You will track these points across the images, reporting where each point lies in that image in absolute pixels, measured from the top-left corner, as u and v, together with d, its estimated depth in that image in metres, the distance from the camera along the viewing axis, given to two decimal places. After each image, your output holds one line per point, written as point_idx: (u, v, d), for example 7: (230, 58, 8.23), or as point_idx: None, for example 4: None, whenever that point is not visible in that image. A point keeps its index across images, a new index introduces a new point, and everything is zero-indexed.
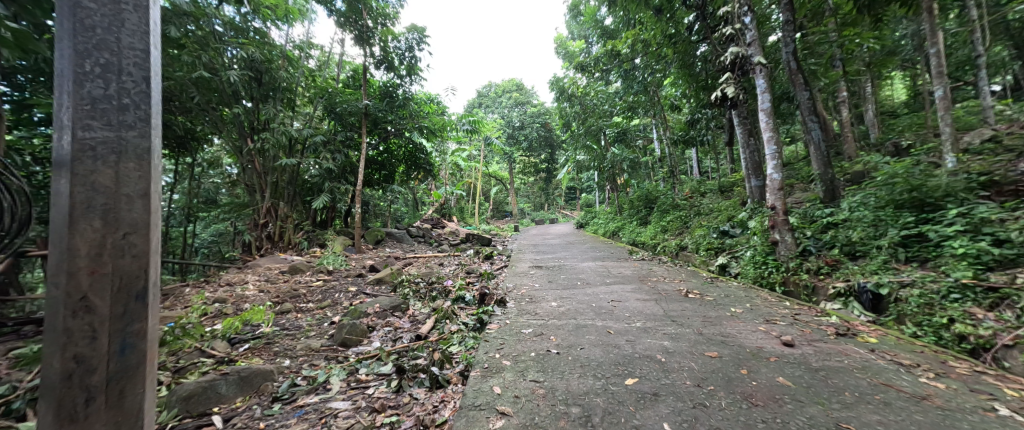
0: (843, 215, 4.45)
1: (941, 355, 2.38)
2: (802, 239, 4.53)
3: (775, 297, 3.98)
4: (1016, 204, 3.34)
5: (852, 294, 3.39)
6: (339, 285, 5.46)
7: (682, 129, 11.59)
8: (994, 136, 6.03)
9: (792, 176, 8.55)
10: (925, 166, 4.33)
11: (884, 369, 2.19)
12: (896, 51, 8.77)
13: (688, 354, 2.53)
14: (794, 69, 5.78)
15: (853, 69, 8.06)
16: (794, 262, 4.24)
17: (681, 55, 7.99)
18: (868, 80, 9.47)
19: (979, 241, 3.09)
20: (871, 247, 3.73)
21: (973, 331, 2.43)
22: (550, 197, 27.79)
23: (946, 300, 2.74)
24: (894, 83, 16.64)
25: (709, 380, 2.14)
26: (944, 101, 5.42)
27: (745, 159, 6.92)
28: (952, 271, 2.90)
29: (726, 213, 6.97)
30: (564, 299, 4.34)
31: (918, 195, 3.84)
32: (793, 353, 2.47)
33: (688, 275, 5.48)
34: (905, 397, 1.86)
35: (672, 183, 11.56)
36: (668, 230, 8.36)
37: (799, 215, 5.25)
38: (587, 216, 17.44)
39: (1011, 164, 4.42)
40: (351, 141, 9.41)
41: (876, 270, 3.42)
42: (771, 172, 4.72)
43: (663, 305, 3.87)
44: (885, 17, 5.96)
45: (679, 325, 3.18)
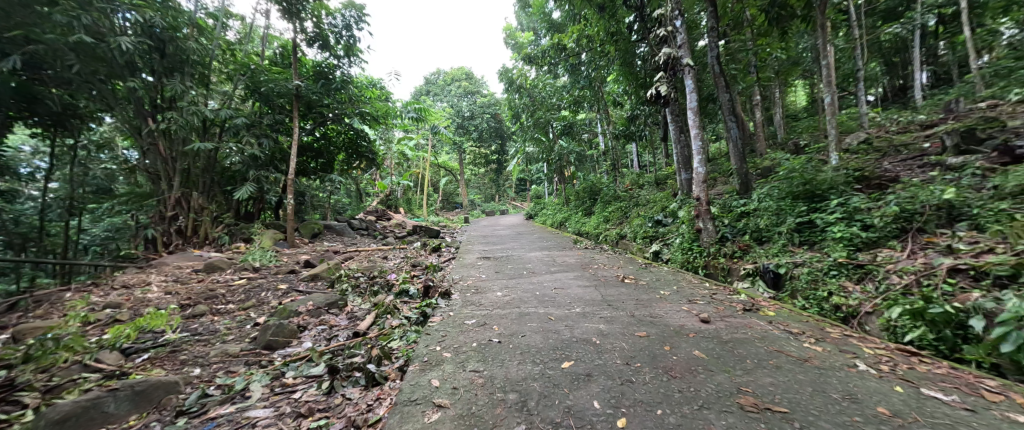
0: (753, 205, 5.03)
1: (821, 323, 2.81)
2: (721, 226, 5.05)
3: (698, 280, 4.41)
4: (879, 195, 4.02)
5: (758, 274, 3.88)
6: (267, 283, 4.98)
7: (623, 124, 12.24)
8: (867, 137, 7.17)
9: (715, 170, 9.47)
10: (817, 163, 5.02)
11: (779, 337, 2.53)
12: (799, 62, 10.03)
13: (620, 335, 2.70)
14: (717, 72, 6.34)
15: (766, 76, 9.07)
16: (714, 247, 4.72)
17: (621, 53, 8.41)
18: (777, 87, 10.74)
19: (853, 225, 3.67)
20: (774, 233, 4.28)
21: (844, 301, 2.89)
22: (501, 189, 27.93)
23: (827, 276, 3.24)
24: (799, 91, 19.06)
25: (637, 357, 2.31)
26: (832, 107, 6.33)
27: (677, 154, 7.50)
28: (832, 251, 3.41)
29: (660, 203, 7.52)
30: (509, 289, 4.40)
31: (810, 188, 4.46)
32: (709, 328, 2.75)
33: (626, 262, 5.86)
34: (792, 360, 2.17)
35: (615, 176, 12.21)
36: (610, 220, 8.85)
37: (720, 206, 5.84)
38: (537, 207, 17.80)
39: (878, 163, 5.31)
40: (281, 125, 8.55)
41: (778, 253, 3.93)
42: (695, 166, 5.20)
43: (602, 290, 4.10)
44: (790, 30, 6.75)
45: (614, 309, 3.39)
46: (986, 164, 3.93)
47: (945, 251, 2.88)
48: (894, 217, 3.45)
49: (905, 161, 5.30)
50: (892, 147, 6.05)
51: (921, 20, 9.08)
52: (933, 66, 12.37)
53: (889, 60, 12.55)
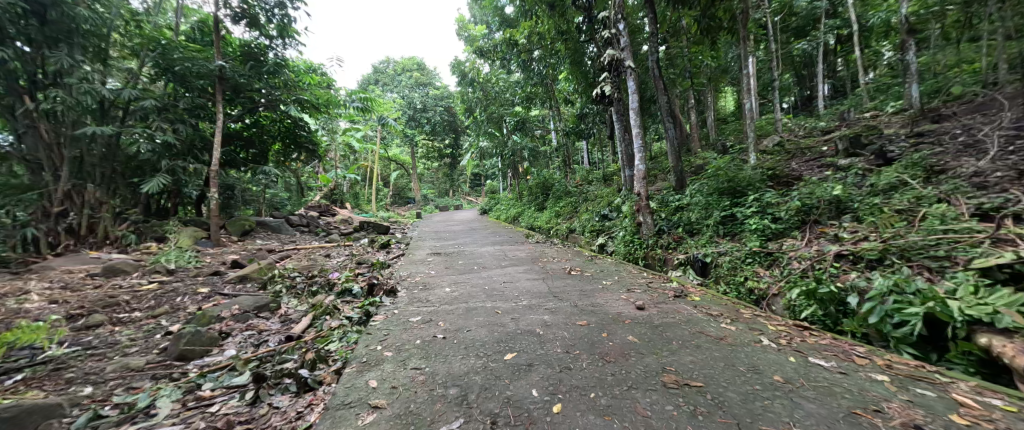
0: (686, 200, 5.47)
1: (737, 306, 3.15)
2: (658, 220, 5.43)
3: (637, 270, 4.72)
4: (787, 191, 4.57)
5: (689, 263, 4.25)
6: (184, 287, 4.45)
7: (574, 122, 12.62)
8: (781, 140, 8.10)
9: (656, 168, 10.16)
10: (739, 162, 5.57)
11: (701, 320, 2.80)
12: (727, 70, 11.05)
13: (562, 325, 2.80)
14: (657, 76, 6.77)
15: (700, 81, 9.87)
16: (653, 239, 5.07)
17: (571, 52, 8.64)
18: (710, 92, 11.74)
19: (765, 218, 4.14)
20: (703, 225, 4.69)
21: (756, 285, 3.26)
22: (455, 183, 27.54)
23: (743, 263, 3.63)
24: (728, 96, 21.01)
25: (577, 345, 2.41)
26: (751, 113, 7.07)
27: (622, 151, 7.91)
28: (748, 241, 3.83)
29: (606, 198, 7.89)
30: (458, 284, 4.36)
31: (733, 184, 4.95)
32: (643, 314, 2.95)
33: (573, 255, 6.09)
34: (710, 340, 2.41)
35: (566, 172, 12.60)
36: (561, 214, 9.13)
37: (658, 200, 6.27)
38: (491, 202, 17.81)
39: (787, 163, 6.05)
40: (202, 110, 7.62)
41: (706, 243, 4.32)
42: (636, 163, 5.52)
43: (549, 283, 4.22)
44: (719, 40, 7.38)
45: (559, 300, 3.51)
46: (866, 166, 4.63)
47: (834, 239, 3.36)
48: (797, 210, 3.95)
49: (808, 161, 6.08)
50: (799, 150, 6.92)
51: (823, 39, 10.42)
52: (832, 80, 14.30)
53: (799, 73, 14.28)
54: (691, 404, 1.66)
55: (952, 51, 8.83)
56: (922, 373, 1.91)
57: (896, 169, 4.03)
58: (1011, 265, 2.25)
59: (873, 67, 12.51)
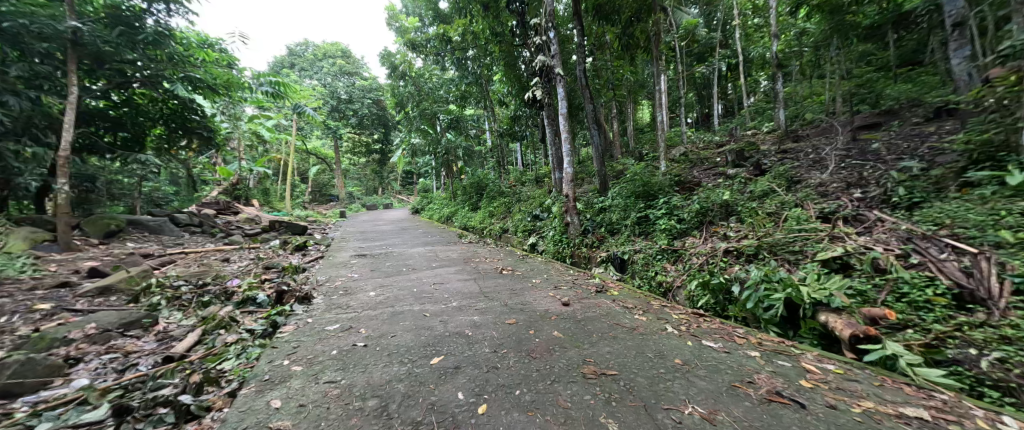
0: (608, 202, 5.92)
1: (648, 298, 3.49)
2: (584, 220, 5.80)
3: (565, 268, 4.96)
4: (689, 195, 5.22)
5: (609, 260, 4.60)
6: (14, 304, 3.46)
7: (507, 123, 12.81)
8: (686, 150, 9.24)
9: (583, 171, 10.82)
10: (653, 168, 6.19)
11: (618, 312, 3.04)
12: (644, 84, 12.24)
13: (491, 324, 2.82)
14: (584, 84, 7.19)
15: (621, 93, 10.76)
16: (579, 238, 5.38)
17: (504, 54, 8.76)
18: (630, 104, 12.90)
19: (672, 219, 4.68)
20: (622, 225, 5.13)
21: (664, 278, 3.67)
22: (384, 181, 26.05)
23: (654, 259, 4.05)
24: (645, 109, 23.25)
25: (504, 344, 2.43)
26: (663, 125, 7.92)
27: (552, 154, 8.26)
28: (659, 239, 4.28)
29: (537, 199, 8.16)
30: (384, 288, 4.12)
31: (647, 188, 5.49)
32: (568, 310, 3.11)
33: (506, 254, 6.18)
34: (625, 330, 2.63)
35: (500, 172, 12.75)
36: (494, 214, 9.19)
37: (584, 202, 6.68)
38: (423, 201, 17.23)
39: (690, 171, 6.92)
40: (45, 80, 6.01)
41: (624, 242, 4.71)
42: (565, 166, 5.79)
43: (480, 283, 4.22)
44: (637, 57, 8.14)
45: (489, 299, 3.52)
46: (748, 175, 5.51)
47: (723, 237, 3.92)
48: (696, 212, 4.53)
49: (706, 170, 7.02)
50: (699, 159, 7.96)
51: (718, 65, 12.17)
52: (724, 101, 16.78)
53: (700, 93, 16.47)
54: (606, 391, 1.79)
55: (807, 85, 10.97)
56: (783, 347, 2.32)
57: (769, 179, 4.87)
58: (841, 257, 2.86)
59: (754, 92, 14.95)
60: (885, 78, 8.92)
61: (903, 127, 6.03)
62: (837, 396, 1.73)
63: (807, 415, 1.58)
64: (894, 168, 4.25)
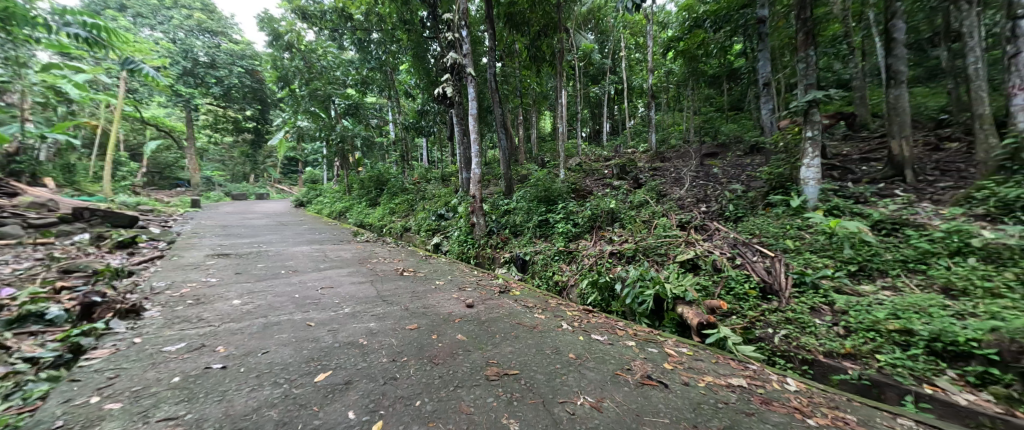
0: (513, 204, 6.16)
1: (546, 296, 3.73)
2: (490, 221, 5.91)
3: (469, 268, 4.95)
4: (583, 202, 5.78)
5: (512, 260, 4.78)
6: None
7: (413, 117, 12.22)
8: (581, 161, 10.24)
9: (489, 173, 11.03)
10: (553, 175, 6.67)
11: (520, 312, 3.15)
12: (547, 96, 13.12)
13: (389, 331, 2.61)
14: (494, 88, 7.32)
15: (527, 101, 11.33)
16: (484, 239, 5.46)
17: (412, 44, 8.33)
18: (534, 113, 13.69)
19: (569, 223, 5.11)
20: (525, 227, 5.39)
21: (561, 278, 3.98)
22: (258, 167, 22.07)
23: (553, 260, 4.36)
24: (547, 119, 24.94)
25: (404, 352, 2.27)
26: (563, 136, 8.60)
27: (460, 154, 8.19)
28: (557, 242, 4.63)
29: (443, 198, 7.99)
30: (254, 294, 3.45)
31: (548, 193, 5.91)
32: (472, 312, 3.09)
33: (407, 254, 5.87)
34: (526, 329, 2.74)
35: (403, 167, 12.08)
36: (395, 212, 8.64)
37: (490, 203, 6.80)
38: (310, 193, 15.18)
39: (583, 180, 7.68)
40: None
41: (526, 243, 4.96)
42: (473, 167, 5.80)
43: (377, 286, 3.89)
44: (543, 69, 8.67)
45: (387, 304, 3.27)
46: (629, 187, 6.39)
47: (609, 240, 4.45)
48: (589, 217, 5.05)
49: (597, 180, 7.89)
50: (591, 170, 8.90)
51: (609, 89, 13.83)
52: (612, 120, 19.19)
53: (593, 111, 18.48)
54: (507, 392, 1.82)
55: (672, 116, 13.33)
56: (652, 336, 2.73)
57: (645, 191, 5.72)
58: (693, 259, 3.51)
59: (634, 116, 17.48)
60: (722, 118, 11.44)
61: (732, 157, 7.81)
62: (690, 374, 2.11)
63: (670, 394, 1.88)
64: (727, 189, 5.48)
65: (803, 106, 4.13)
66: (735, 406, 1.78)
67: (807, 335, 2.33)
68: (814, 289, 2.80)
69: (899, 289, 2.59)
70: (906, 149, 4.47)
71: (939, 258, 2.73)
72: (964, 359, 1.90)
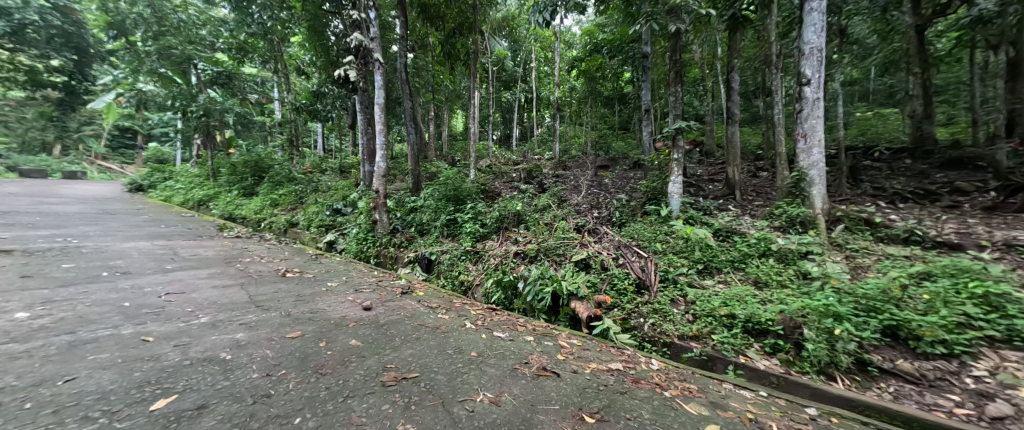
0: (420, 202, 5.97)
1: (451, 296, 3.69)
2: (394, 219, 5.62)
3: (368, 268, 4.60)
4: (491, 203, 5.91)
5: (417, 260, 4.62)
6: None
7: (307, 98, 10.83)
8: (490, 163, 10.48)
9: (395, 168, 10.43)
10: (463, 175, 6.67)
11: (423, 313, 3.06)
12: (460, 95, 13.07)
13: (264, 341, 2.24)
14: (404, 79, 6.97)
15: (438, 97, 11.08)
16: (387, 237, 5.15)
17: (309, 15, 7.37)
18: (446, 110, 13.47)
19: (477, 223, 5.18)
20: (432, 226, 5.29)
21: (466, 277, 3.99)
22: (70, 136, 16.59)
23: (460, 259, 4.36)
24: (459, 118, 24.76)
25: (283, 364, 1.98)
26: (474, 136, 8.66)
27: (362, 145, 7.59)
28: (464, 241, 4.65)
29: (340, 192, 7.25)
30: (56, 304, 2.57)
31: (457, 193, 5.90)
32: (368, 315, 2.87)
33: (292, 253, 5.15)
34: (428, 331, 2.67)
35: (292, 154, 10.55)
36: (279, 205, 7.50)
37: (395, 200, 6.45)
38: (156, 176, 12.08)
39: (492, 182, 7.86)
40: None
41: (432, 243, 4.85)
42: (378, 160, 5.41)
43: (251, 289, 3.30)
44: (456, 67, 8.59)
45: (263, 310, 2.80)
46: (534, 191, 6.78)
47: (514, 240, 4.65)
48: (496, 218, 5.19)
49: (505, 183, 8.17)
50: (500, 173, 9.19)
51: (519, 96, 14.47)
52: (521, 127, 20.12)
53: (504, 116, 19.10)
54: (405, 397, 1.74)
55: (574, 129, 14.63)
56: (549, 330, 2.94)
57: (549, 196, 6.14)
58: (585, 259, 3.91)
59: (541, 125, 18.64)
60: (614, 135, 13.03)
61: (620, 170, 8.97)
62: (579, 363, 2.35)
63: (561, 382, 2.06)
64: (615, 198, 6.27)
65: (672, 133, 4.99)
66: (613, 387, 2.04)
67: (667, 322, 2.81)
68: (674, 284, 3.40)
69: (728, 282, 3.34)
70: (737, 175, 5.76)
71: (753, 259, 3.59)
72: (764, 334, 2.54)
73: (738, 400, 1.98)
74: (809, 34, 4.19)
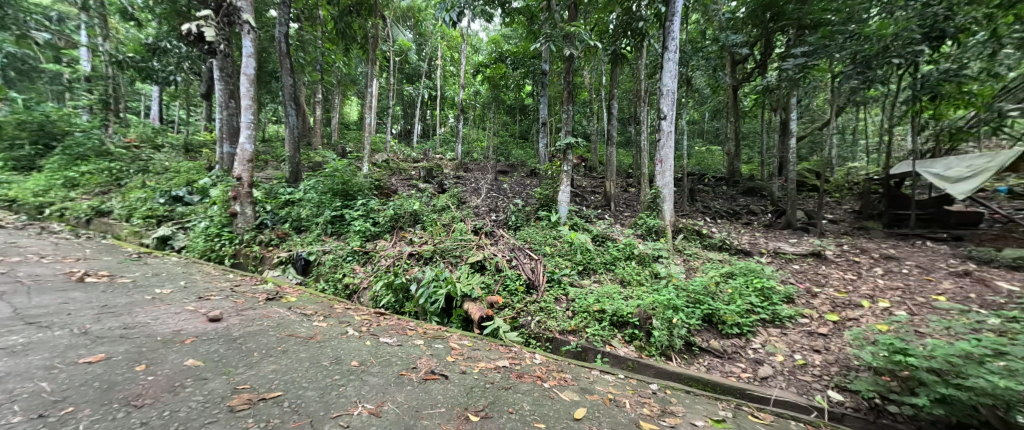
0: (299, 195, 5.25)
1: (331, 301, 3.31)
2: (262, 213, 4.81)
3: (221, 271, 3.79)
4: (385, 201, 5.54)
5: (290, 261, 4.02)
6: None
7: (135, 51, 8.46)
8: (387, 158, 9.85)
9: (267, 152, 8.90)
10: (353, 167, 6.09)
11: (294, 321, 2.67)
12: (355, 81, 11.97)
13: (37, 370, 1.62)
14: (284, 52, 6.04)
15: (328, 79, 9.89)
16: (250, 234, 4.35)
17: None
18: (337, 95, 12.14)
19: (368, 221, 4.80)
20: (312, 223, 4.68)
21: (351, 280, 3.63)
22: None
23: (345, 261, 3.96)
24: (353, 105, 22.57)
25: (70, 398, 1.45)
26: (370, 127, 8.00)
27: (221, 122, 6.31)
28: (351, 241, 4.24)
29: (184, 175, 5.82)
30: None
31: (346, 187, 5.36)
32: (216, 328, 2.36)
33: (101, 250, 3.90)
34: (299, 341, 2.34)
35: (107, 120, 8.04)
36: (80, 185, 5.62)
37: (264, 191, 5.50)
38: None
39: (387, 178, 7.39)
40: None
41: (311, 242, 4.30)
42: (243, 141, 4.52)
43: (20, 301, 2.37)
44: (352, 49, 7.82)
45: (41, 329, 2.03)
46: (433, 191, 6.63)
47: (409, 241, 4.45)
48: (390, 217, 4.89)
49: (402, 180, 7.79)
50: (397, 170, 8.72)
51: (423, 91, 13.99)
52: (423, 123, 19.46)
53: (405, 110, 18.21)
54: (263, 420, 1.48)
55: (476, 132, 14.85)
56: (440, 332, 2.90)
57: (448, 196, 6.07)
58: (481, 261, 3.98)
59: (444, 125, 18.36)
60: (514, 143, 13.68)
61: (518, 177, 9.47)
62: (468, 363, 2.37)
63: (449, 385, 2.04)
64: (511, 202, 6.57)
65: (563, 147, 5.50)
66: (499, 384, 2.13)
67: (550, 319, 3.07)
68: (558, 284, 3.74)
69: (602, 281, 3.83)
70: (613, 189, 6.68)
71: (620, 261, 4.22)
72: (625, 325, 2.98)
73: (603, 384, 2.28)
74: (666, 78, 5.15)
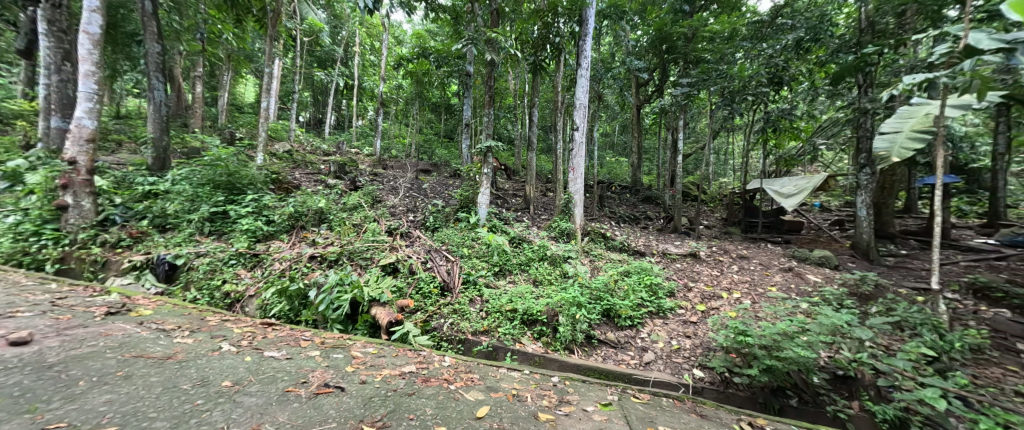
0: (165, 186, 4.37)
1: (203, 313, 2.81)
2: (107, 206, 3.88)
3: (39, 279, 2.96)
4: (283, 197, 4.92)
5: (148, 266, 3.32)
6: None
7: None
8: (290, 149, 8.78)
9: (121, 132, 7.21)
10: (243, 157, 5.29)
11: (144, 340, 2.20)
12: (249, 57, 10.40)
13: None
14: (148, 14, 5.01)
15: (214, 50, 8.43)
16: (88, 233, 3.48)
17: None
18: (226, 71, 10.40)
19: (259, 220, 4.21)
20: (183, 221, 3.94)
21: (233, 288, 3.14)
22: None
23: (225, 265, 3.41)
24: (248, 85, 19.53)
25: None
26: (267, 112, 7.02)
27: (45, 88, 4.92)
28: (236, 242, 3.68)
29: None
30: None
31: (232, 179, 4.64)
32: (20, 353, 1.81)
33: None
34: (150, 363, 1.93)
35: None
36: None
37: (113, 179, 4.44)
38: None
39: (287, 171, 6.57)
40: None
41: (181, 242, 3.61)
42: (80, 115, 3.58)
43: None
44: (246, 19, 6.78)
45: None
46: (343, 188, 6.11)
47: (310, 242, 4.02)
48: (289, 215, 4.36)
49: (307, 174, 6.99)
50: (301, 163, 7.81)
51: (336, 79, 12.82)
52: (335, 114, 17.75)
53: (314, 97, 16.42)
54: None
55: (397, 128, 14.11)
56: (341, 341, 2.67)
57: (361, 194, 5.66)
58: (393, 263, 3.77)
59: (361, 117, 17.03)
60: (437, 142, 13.36)
61: (440, 177, 9.27)
62: (370, 372, 2.23)
63: (345, 397, 1.90)
64: (430, 203, 6.40)
65: (484, 150, 5.55)
66: (403, 391, 2.05)
67: (463, 320, 3.07)
68: (474, 285, 3.75)
69: (515, 282, 3.97)
70: (532, 193, 6.97)
71: (534, 262, 4.42)
72: (534, 323, 3.13)
73: (508, 381, 2.35)
74: (579, 92, 5.57)
